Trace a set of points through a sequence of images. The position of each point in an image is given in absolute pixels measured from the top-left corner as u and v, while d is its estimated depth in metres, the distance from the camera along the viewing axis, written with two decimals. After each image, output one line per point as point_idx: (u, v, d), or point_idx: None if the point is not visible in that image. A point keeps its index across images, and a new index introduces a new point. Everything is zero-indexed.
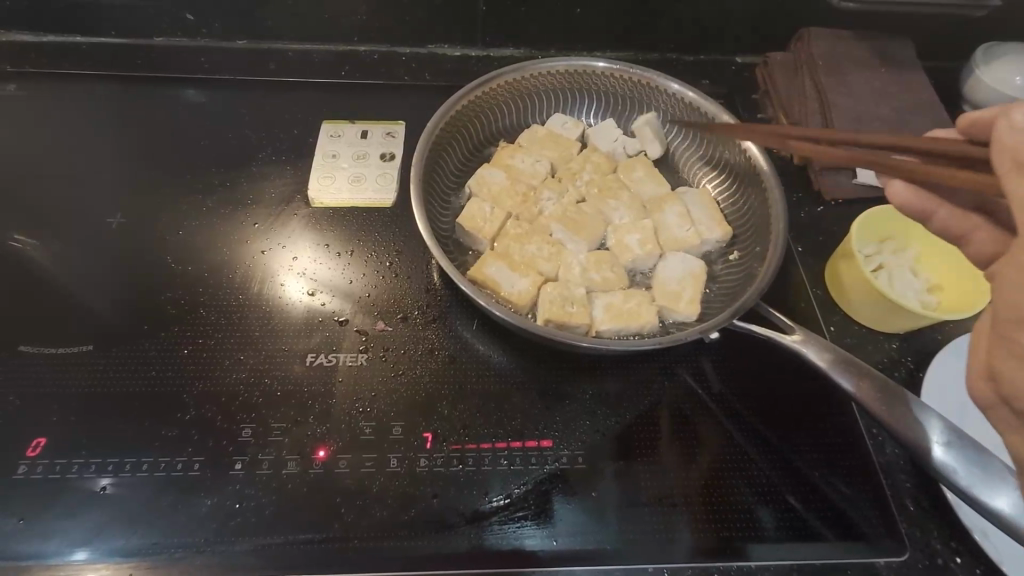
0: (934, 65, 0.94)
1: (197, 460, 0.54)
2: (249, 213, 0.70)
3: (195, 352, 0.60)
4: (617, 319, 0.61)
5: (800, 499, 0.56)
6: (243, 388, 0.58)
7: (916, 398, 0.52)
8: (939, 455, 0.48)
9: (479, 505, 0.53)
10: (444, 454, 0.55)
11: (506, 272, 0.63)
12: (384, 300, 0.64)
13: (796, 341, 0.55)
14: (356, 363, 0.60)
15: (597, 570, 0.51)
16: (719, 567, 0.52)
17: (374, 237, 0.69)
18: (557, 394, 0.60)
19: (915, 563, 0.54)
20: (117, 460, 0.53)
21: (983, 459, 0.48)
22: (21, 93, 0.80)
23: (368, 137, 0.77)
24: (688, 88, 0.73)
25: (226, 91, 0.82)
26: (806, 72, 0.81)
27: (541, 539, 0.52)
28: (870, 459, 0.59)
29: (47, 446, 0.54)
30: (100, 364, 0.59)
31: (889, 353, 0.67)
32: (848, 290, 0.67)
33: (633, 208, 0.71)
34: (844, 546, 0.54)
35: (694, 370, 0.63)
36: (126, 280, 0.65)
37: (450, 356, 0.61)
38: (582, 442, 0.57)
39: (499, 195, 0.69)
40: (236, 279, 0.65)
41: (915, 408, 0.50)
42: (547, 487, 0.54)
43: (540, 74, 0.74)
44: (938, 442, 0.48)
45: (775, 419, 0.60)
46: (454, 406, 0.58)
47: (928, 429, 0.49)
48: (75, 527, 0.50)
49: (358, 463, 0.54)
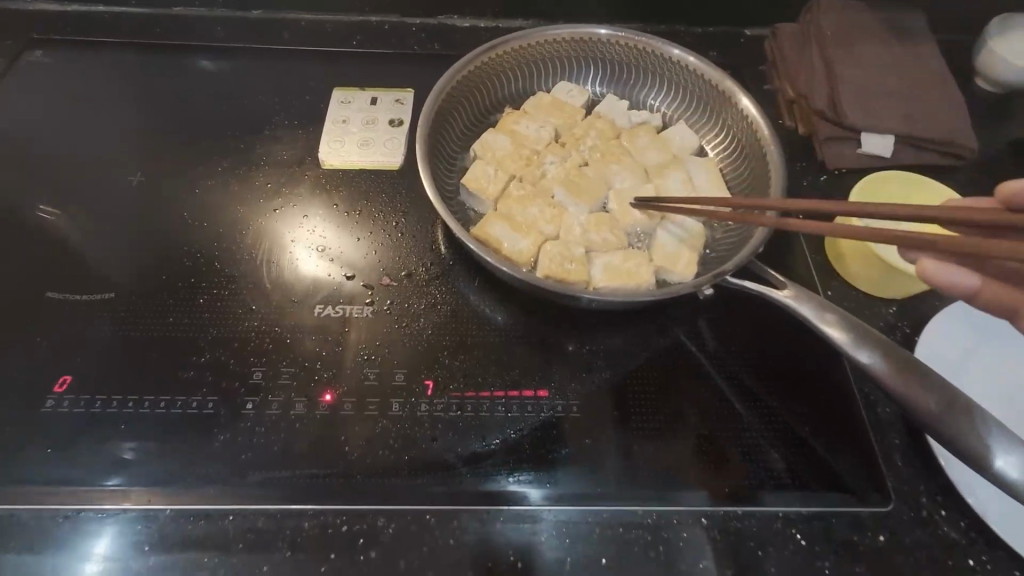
0: (951, 37, 0.93)
1: (211, 400, 0.56)
2: (262, 174, 0.73)
3: (211, 302, 0.63)
4: (614, 278, 0.63)
5: (788, 453, 0.57)
6: (254, 336, 0.60)
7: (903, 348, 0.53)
8: (928, 401, 0.49)
9: (476, 449, 0.55)
10: (444, 400, 0.57)
11: (508, 232, 0.64)
12: (390, 259, 0.67)
13: (788, 296, 0.55)
14: (361, 315, 0.62)
15: (588, 511, 0.53)
16: (707, 513, 0.54)
17: (383, 199, 0.71)
18: (554, 348, 0.62)
19: (900, 515, 0.54)
20: (136, 398, 0.57)
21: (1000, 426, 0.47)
22: (47, 59, 0.83)
23: (377, 103, 0.79)
24: (688, 53, 0.74)
25: (241, 59, 0.85)
26: (815, 43, 0.82)
27: (535, 481, 0.54)
28: (861, 416, 0.60)
29: (74, 384, 0.57)
30: (123, 311, 0.62)
31: (885, 318, 0.67)
32: (845, 255, 0.68)
33: (634, 172, 0.71)
34: (831, 498, 0.55)
35: (688, 330, 0.64)
36: (147, 235, 0.68)
37: (452, 311, 0.63)
38: (577, 393, 0.59)
39: (503, 159, 0.70)
40: (248, 235, 0.68)
41: (900, 356, 0.51)
42: (542, 434, 0.56)
43: (546, 41, 0.76)
44: (923, 389, 0.50)
45: (765, 378, 0.62)
46: (455, 357, 0.60)
47: (913, 377, 0.50)
48: (96, 458, 0.53)
49: (362, 406, 0.57)
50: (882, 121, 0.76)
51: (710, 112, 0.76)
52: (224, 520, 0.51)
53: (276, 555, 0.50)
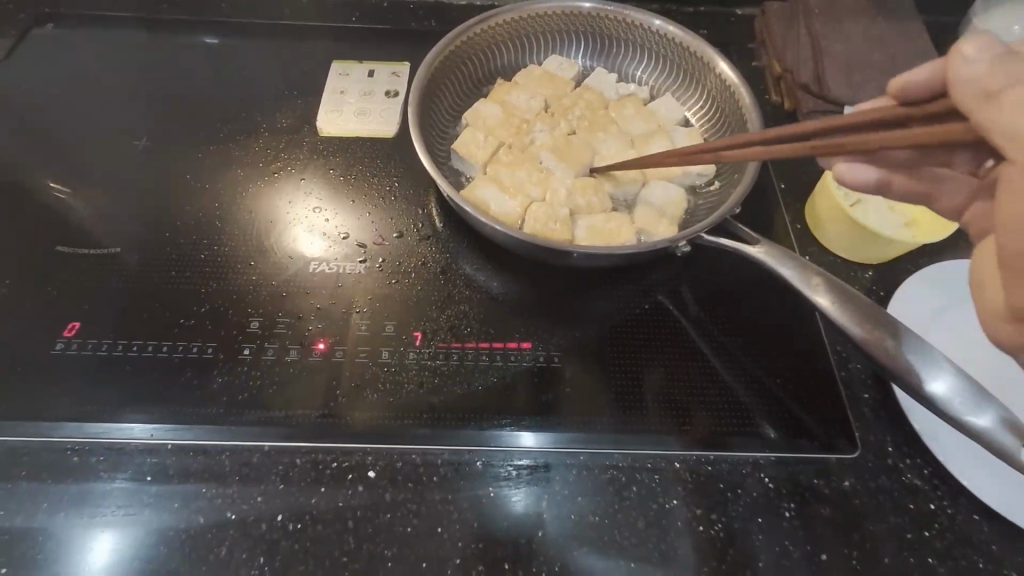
0: (939, 18, 0.95)
1: (210, 345, 0.59)
2: (262, 140, 0.76)
3: (211, 257, 0.66)
4: (596, 238, 0.65)
5: (759, 403, 0.60)
6: (252, 288, 0.63)
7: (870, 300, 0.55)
8: (888, 346, 0.52)
9: (461, 395, 0.58)
10: (431, 349, 0.60)
11: (496, 194, 0.67)
12: (383, 221, 0.69)
13: (760, 252, 0.58)
14: (353, 271, 0.65)
15: (565, 452, 0.56)
16: (680, 457, 0.56)
17: (378, 165, 0.74)
18: (536, 305, 0.65)
19: (865, 462, 0.57)
20: (140, 342, 0.60)
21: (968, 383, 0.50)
22: (60, 33, 0.87)
23: (374, 76, 0.82)
24: (670, 23, 0.76)
25: (243, 34, 0.88)
26: (801, 20, 0.84)
27: (515, 426, 0.57)
28: (832, 372, 0.62)
29: (82, 329, 0.61)
30: (127, 264, 0.65)
31: (862, 282, 0.69)
32: (824, 222, 0.70)
33: (620, 141, 0.74)
34: (800, 445, 0.57)
35: (668, 291, 0.67)
36: (151, 195, 0.71)
37: (442, 269, 0.66)
38: (559, 346, 0.62)
39: (493, 127, 0.73)
40: (248, 196, 0.71)
41: (864, 305, 0.54)
42: (525, 382, 0.59)
43: (535, 15, 0.78)
44: (883, 334, 0.52)
45: (740, 335, 0.64)
46: (442, 310, 0.63)
47: (877, 324, 0.53)
48: (102, 397, 0.56)
49: (353, 354, 0.60)
50: (864, 95, 0.78)
51: (693, 83, 0.78)
52: (221, 455, 0.54)
53: (270, 487, 0.53)
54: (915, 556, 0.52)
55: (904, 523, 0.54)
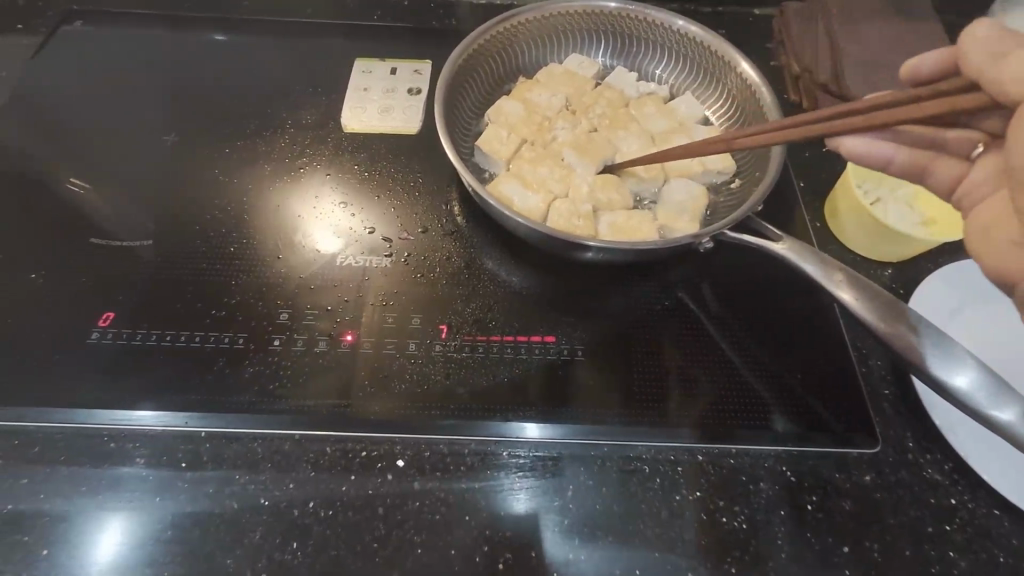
0: (957, 18, 0.95)
1: (241, 336, 0.61)
2: (288, 136, 0.77)
3: (240, 250, 0.67)
4: (618, 234, 0.66)
5: (780, 398, 0.60)
6: (281, 281, 0.65)
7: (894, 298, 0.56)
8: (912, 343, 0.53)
9: (487, 387, 0.59)
10: (457, 342, 0.61)
11: (519, 190, 0.68)
12: (407, 216, 0.71)
13: (784, 249, 0.58)
14: (379, 265, 0.66)
15: (590, 444, 0.57)
16: (703, 450, 0.57)
17: (401, 162, 0.75)
18: (559, 300, 0.66)
19: (886, 457, 0.57)
20: (172, 332, 0.61)
21: (994, 378, 0.50)
22: (88, 30, 0.89)
23: (396, 73, 0.83)
24: (692, 23, 0.77)
25: (267, 32, 0.89)
26: (820, 19, 0.85)
27: (540, 418, 0.58)
28: (852, 369, 0.63)
29: (115, 319, 0.62)
30: (159, 256, 0.66)
31: (881, 280, 0.70)
32: (844, 221, 0.71)
33: (641, 138, 0.75)
34: (821, 439, 0.58)
35: (689, 288, 0.67)
36: (180, 189, 0.72)
37: (466, 263, 0.67)
38: (582, 340, 0.63)
39: (516, 124, 0.74)
40: (274, 191, 0.72)
41: (888, 304, 0.55)
42: (549, 375, 0.60)
43: (557, 14, 0.79)
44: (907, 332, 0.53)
45: (761, 332, 0.65)
46: (467, 304, 0.64)
47: (901, 321, 0.54)
48: (135, 385, 0.58)
49: (380, 346, 0.61)
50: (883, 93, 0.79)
51: (714, 82, 0.79)
52: (253, 443, 0.55)
53: (301, 474, 0.54)
54: (936, 550, 0.53)
55: (925, 517, 0.54)
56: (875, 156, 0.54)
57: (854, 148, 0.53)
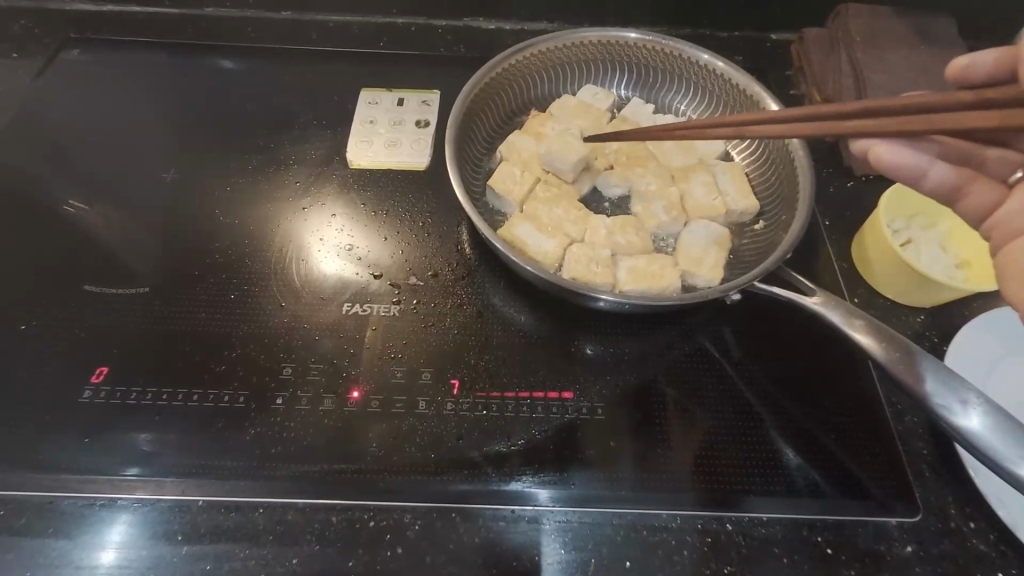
0: (978, 43, 0.93)
1: (242, 394, 0.58)
2: (291, 174, 0.74)
3: (241, 298, 0.64)
4: (639, 281, 0.63)
5: (812, 460, 0.57)
6: (283, 332, 0.61)
7: (954, 373, 0.52)
8: (970, 424, 0.48)
9: (501, 450, 0.55)
10: (469, 399, 0.58)
11: (534, 233, 0.65)
12: (416, 259, 0.67)
13: (817, 303, 0.56)
14: (387, 313, 0.63)
15: (611, 513, 0.53)
16: (730, 518, 0.53)
17: (409, 200, 0.72)
18: (576, 351, 0.62)
19: (927, 526, 0.54)
20: (170, 390, 0.58)
21: (1013, 424, 0.48)
22: (84, 57, 0.85)
23: (403, 105, 0.80)
24: (718, 58, 0.75)
25: (268, 59, 0.86)
26: (842, 48, 0.81)
27: (557, 484, 0.54)
28: (888, 427, 0.59)
29: (109, 375, 0.59)
30: (156, 304, 0.63)
31: (913, 327, 0.67)
32: (873, 264, 0.68)
33: (660, 176, 0.71)
34: (855, 506, 0.54)
35: (713, 337, 0.64)
36: (178, 230, 0.69)
37: (477, 311, 0.64)
38: (602, 395, 0.59)
39: (529, 161, 0.71)
40: (276, 232, 0.69)
41: (948, 380, 0.51)
42: (566, 435, 0.57)
43: (574, 44, 0.76)
44: (964, 413, 0.49)
45: (791, 387, 0.61)
46: (480, 356, 0.61)
47: (960, 398, 0.50)
48: (127, 449, 0.54)
49: (389, 404, 0.57)
50: None
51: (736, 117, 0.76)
52: (254, 512, 0.52)
53: (306, 548, 0.51)
54: None
55: None
56: (907, 166, 0.50)
57: (884, 156, 0.50)
